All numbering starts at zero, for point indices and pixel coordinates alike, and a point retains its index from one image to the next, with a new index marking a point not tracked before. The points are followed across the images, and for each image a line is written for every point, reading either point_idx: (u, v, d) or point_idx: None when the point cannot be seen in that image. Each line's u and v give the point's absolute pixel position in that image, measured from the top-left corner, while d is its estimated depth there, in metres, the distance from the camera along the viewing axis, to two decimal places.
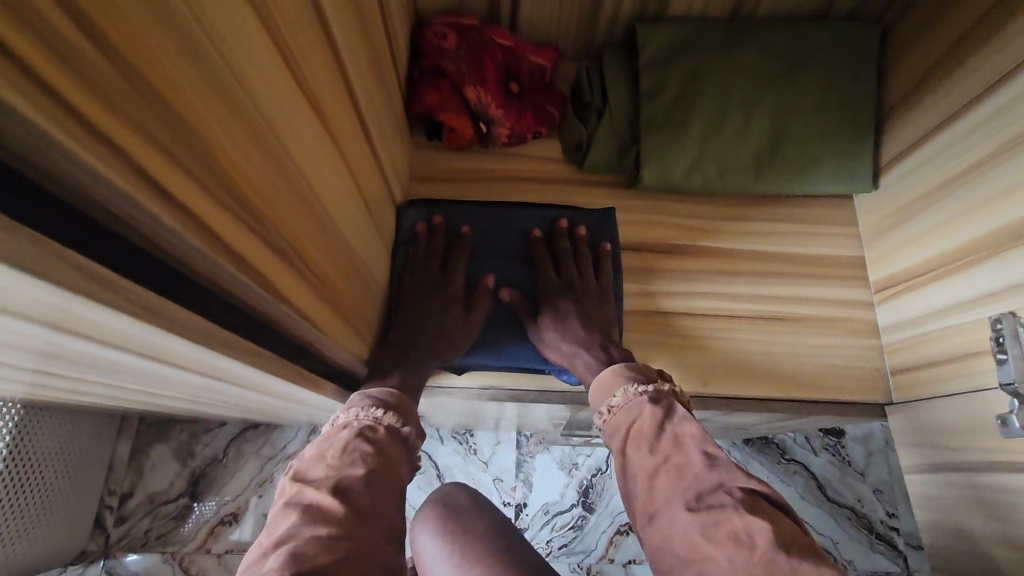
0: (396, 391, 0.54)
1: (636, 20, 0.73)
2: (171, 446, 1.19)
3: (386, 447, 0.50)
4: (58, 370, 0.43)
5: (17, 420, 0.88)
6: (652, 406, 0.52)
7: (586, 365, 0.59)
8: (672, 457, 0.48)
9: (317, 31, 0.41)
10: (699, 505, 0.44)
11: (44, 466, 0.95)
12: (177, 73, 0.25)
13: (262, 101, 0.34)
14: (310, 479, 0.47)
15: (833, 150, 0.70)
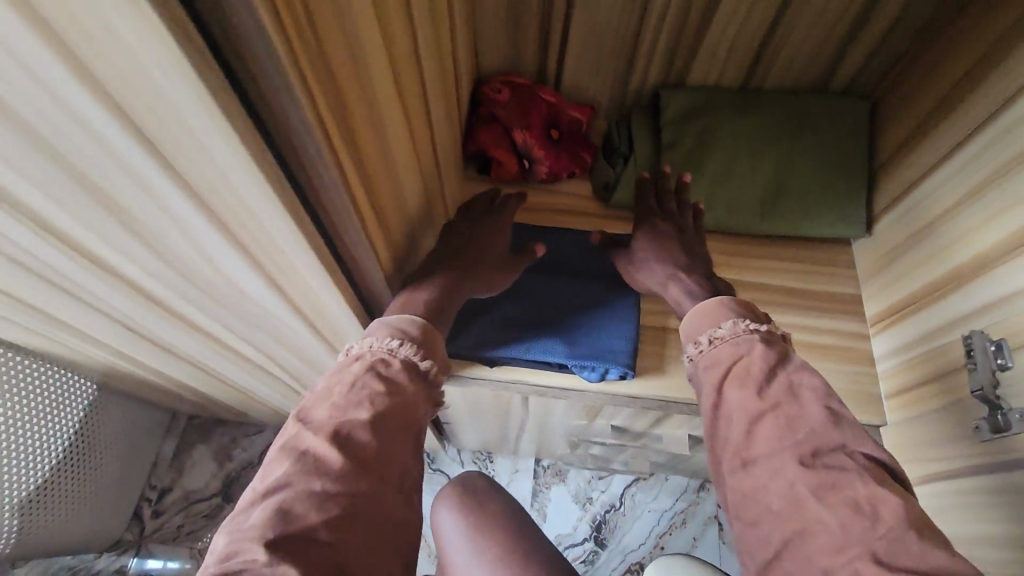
0: (409, 326, 0.64)
1: (660, 86, 0.87)
2: (211, 447, 1.28)
3: (399, 379, 0.60)
4: (179, 298, 0.55)
5: (91, 394, 1.00)
6: (761, 347, 0.61)
7: (680, 288, 0.71)
8: (777, 398, 0.57)
9: (412, 65, 0.55)
10: (813, 462, 0.52)
11: (102, 441, 1.05)
12: (311, 60, 0.38)
13: (365, 100, 0.46)
14: (319, 410, 0.58)
15: (829, 200, 0.81)
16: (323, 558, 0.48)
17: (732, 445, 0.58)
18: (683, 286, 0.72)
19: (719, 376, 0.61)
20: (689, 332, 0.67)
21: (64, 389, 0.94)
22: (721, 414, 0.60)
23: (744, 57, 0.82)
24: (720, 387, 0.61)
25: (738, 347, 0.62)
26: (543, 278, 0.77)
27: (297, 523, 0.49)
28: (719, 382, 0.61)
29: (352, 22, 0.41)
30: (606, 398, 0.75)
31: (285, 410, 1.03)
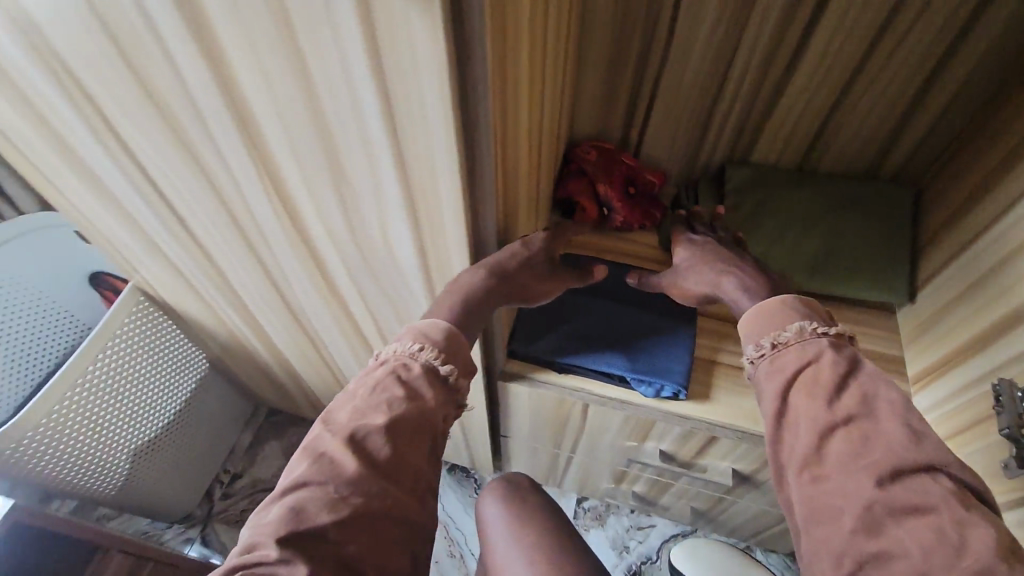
0: (438, 331, 0.66)
1: (725, 160, 1.02)
2: (283, 443, 1.40)
3: (417, 384, 0.63)
4: (332, 263, 0.71)
5: (202, 369, 1.16)
6: (829, 352, 0.62)
7: (736, 283, 0.74)
8: (850, 408, 0.57)
9: (540, 115, 0.72)
10: (889, 483, 0.52)
11: (199, 414, 1.21)
12: (506, 97, 0.55)
13: (517, 131, 0.63)
14: (343, 411, 0.62)
15: (874, 267, 0.91)
16: (331, 557, 0.52)
17: (800, 451, 0.57)
18: (737, 279, 0.74)
19: (788, 379, 0.61)
20: (750, 333, 0.67)
21: (186, 356, 1.11)
22: (786, 419, 0.60)
23: (802, 142, 0.96)
24: (785, 392, 0.61)
25: (806, 349, 0.63)
26: (609, 303, 0.88)
27: (309, 523, 0.53)
28: (783, 390, 0.61)
29: (521, 76, 0.58)
30: (658, 414, 0.84)
31: None
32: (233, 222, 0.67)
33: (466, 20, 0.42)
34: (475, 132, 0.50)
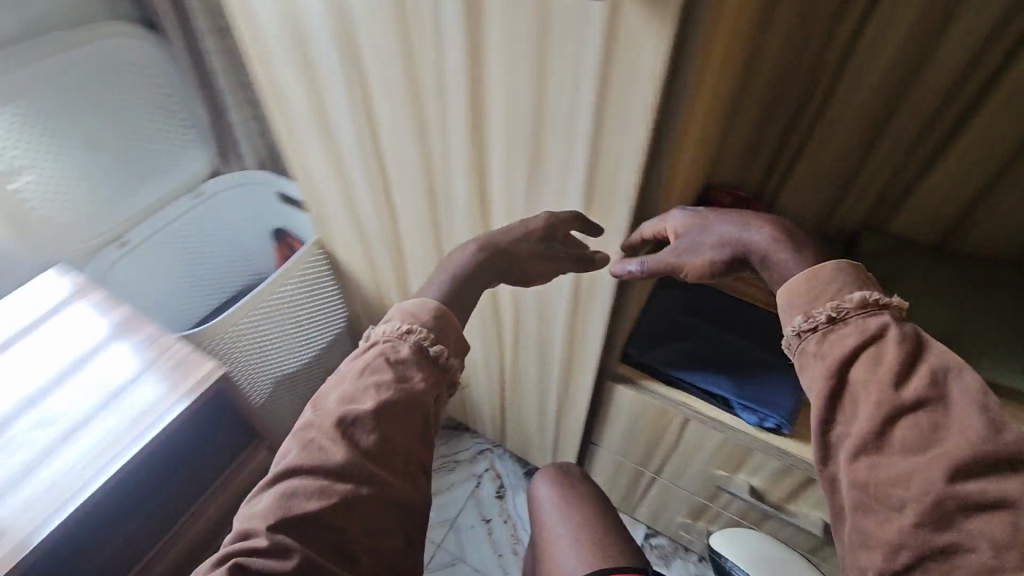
0: (427, 313, 0.64)
1: (860, 227, 1.05)
2: None
3: (407, 364, 0.60)
4: None
5: (339, 326, 1.33)
6: (897, 329, 0.56)
7: (766, 239, 0.64)
8: (919, 392, 0.53)
9: (703, 149, 0.81)
10: (960, 480, 0.48)
11: (324, 366, 1.37)
12: (693, 120, 0.64)
13: (690, 154, 0.72)
14: (332, 397, 0.59)
15: (1014, 348, 0.87)
16: (326, 542, 0.51)
17: (856, 435, 0.54)
18: (767, 227, 0.64)
19: (846, 356, 0.56)
20: (798, 304, 0.61)
21: (333, 311, 1.28)
22: (842, 401, 0.56)
23: (948, 219, 0.97)
24: (840, 371, 0.56)
25: (869, 322, 0.57)
26: (725, 332, 0.92)
27: (300, 507, 0.51)
28: (837, 368, 0.56)
29: (705, 105, 0.68)
30: (755, 441, 0.86)
31: (468, 392, 1.26)
32: (428, 190, 0.81)
33: (687, 46, 0.52)
34: (664, 129, 0.59)
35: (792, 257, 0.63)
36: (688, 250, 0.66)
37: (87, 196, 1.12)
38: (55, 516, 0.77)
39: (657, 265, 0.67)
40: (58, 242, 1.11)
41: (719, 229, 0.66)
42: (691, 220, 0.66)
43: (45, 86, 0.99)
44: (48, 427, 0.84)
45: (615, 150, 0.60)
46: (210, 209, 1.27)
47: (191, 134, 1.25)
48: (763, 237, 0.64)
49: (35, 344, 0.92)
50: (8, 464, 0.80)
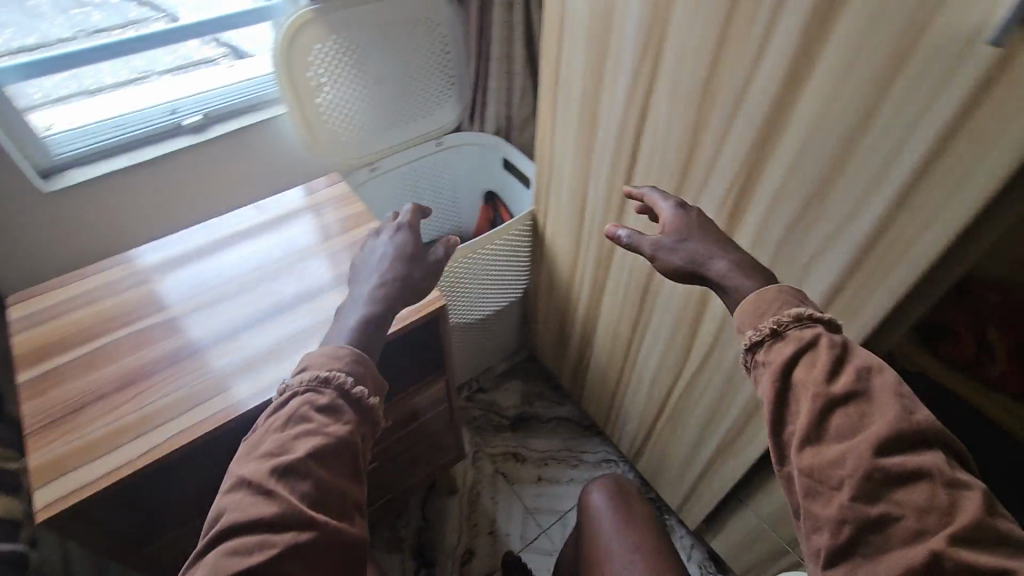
0: (343, 356, 0.63)
1: None
2: (526, 388, 1.60)
3: (333, 408, 0.60)
4: None
5: (522, 291, 1.38)
6: (827, 337, 0.56)
7: (725, 265, 0.64)
8: (847, 385, 0.52)
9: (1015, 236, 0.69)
10: (881, 455, 0.48)
11: (500, 323, 1.43)
12: None
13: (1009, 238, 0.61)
14: (253, 456, 0.56)
15: None
16: None
17: (797, 431, 0.53)
18: (729, 257, 0.64)
19: (786, 363, 0.55)
20: (744, 320, 0.60)
21: (521, 277, 1.32)
22: (787, 403, 0.54)
23: None
24: (783, 379, 0.55)
25: (804, 332, 0.57)
26: None
27: (238, 566, 0.48)
28: (778, 378, 0.55)
29: None
30: None
31: (620, 400, 1.25)
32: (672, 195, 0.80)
33: None
34: (1000, 202, 0.51)
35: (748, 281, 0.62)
36: (663, 245, 0.67)
37: (363, 119, 1.29)
38: (256, 381, 0.76)
39: (641, 242, 0.68)
40: (332, 153, 1.28)
41: (694, 243, 0.66)
42: (679, 219, 0.69)
43: (366, 20, 1.16)
44: (259, 304, 0.86)
45: (921, 198, 0.54)
46: (444, 157, 1.45)
47: (452, 90, 1.39)
48: (723, 264, 0.64)
49: (293, 233, 0.97)
50: (221, 328, 0.82)
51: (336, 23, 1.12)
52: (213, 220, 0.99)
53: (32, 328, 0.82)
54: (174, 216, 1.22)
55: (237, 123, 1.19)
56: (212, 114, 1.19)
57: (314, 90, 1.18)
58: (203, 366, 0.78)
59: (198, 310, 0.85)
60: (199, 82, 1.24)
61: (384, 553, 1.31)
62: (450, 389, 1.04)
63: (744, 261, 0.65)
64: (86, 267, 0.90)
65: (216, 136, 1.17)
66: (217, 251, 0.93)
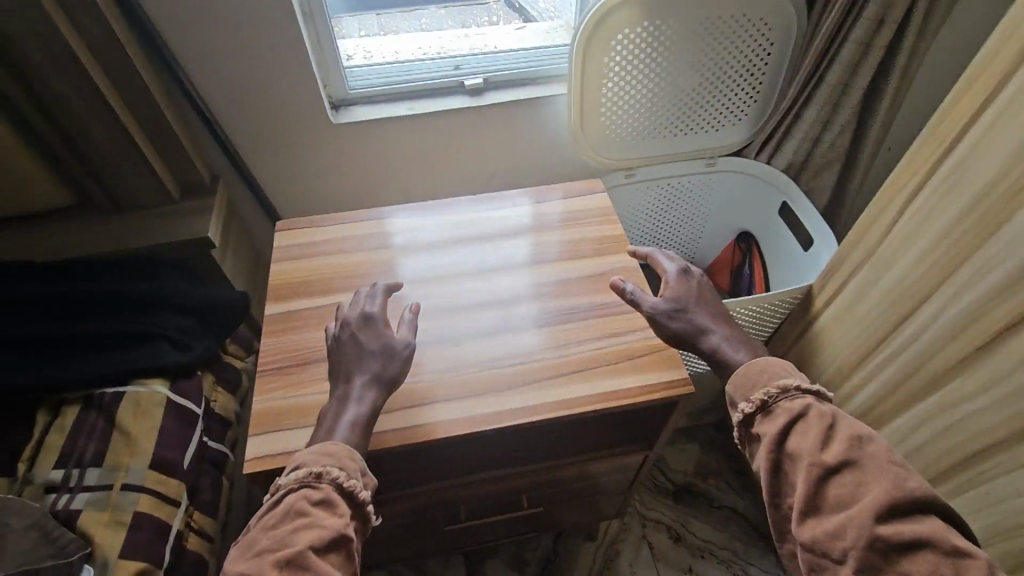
0: (337, 450, 0.63)
1: None
2: (705, 456, 1.40)
3: (328, 502, 0.59)
4: None
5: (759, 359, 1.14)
6: (816, 407, 0.61)
7: (722, 338, 0.72)
8: (840, 454, 0.57)
9: None
10: (885, 526, 0.52)
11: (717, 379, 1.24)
12: None
13: None
14: (256, 551, 0.56)
15: None
16: None
17: (795, 503, 0.57)
18: (728, 329, 0.73)
19: (778, 434, 0.60)
20: (733, 390, 0.67)
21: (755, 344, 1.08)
22: (784, 471, 0.59)
23: None
24: (777, 444, 0.60)
25: (795, 402, 0.62)
26: None
27: None
28: (773, 441, 0.60)
29: None
30: None
31: None
32: None
33: None
34: None
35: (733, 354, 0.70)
36: (666, 315, 0.74)
37: (638, 119, 1.13)
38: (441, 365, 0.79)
39: (643, 300, 0.76)
40: (593, 147, 1.16)
41: (697, 314, 0.74)
42: (684, 285, 0.77)
43: (685, 11, 0.99)
44: (462, 282, 0.89)
45: None
46: (715, 181, 1.27)
47: (751, 105, 1.16)
48: (720, 334, 0.72)
49: (512, 224, 0.98)
50: (427, 297, 0.87)
51: (653, 8, 0.98)
52: (452, 201, 1.01)
53: (289, 256, 0.91)
54: (423, 172, 1.22)
55: (513, 95, 1.14)
56: (492, 80, 1.15)
57: (601, 77, 1.05)
58: (423, 360, 0.80)
59: (427, 296, 0.87)
60: (487, 41, 1.20)
61: (503, 568, 1.25)
62: (647, 461, 0.92)
63: (741, 336, 0.73)
64: (344, 213, 0.96)
65: (488, 104, 1.13)
66: (439, 214, 0.98)
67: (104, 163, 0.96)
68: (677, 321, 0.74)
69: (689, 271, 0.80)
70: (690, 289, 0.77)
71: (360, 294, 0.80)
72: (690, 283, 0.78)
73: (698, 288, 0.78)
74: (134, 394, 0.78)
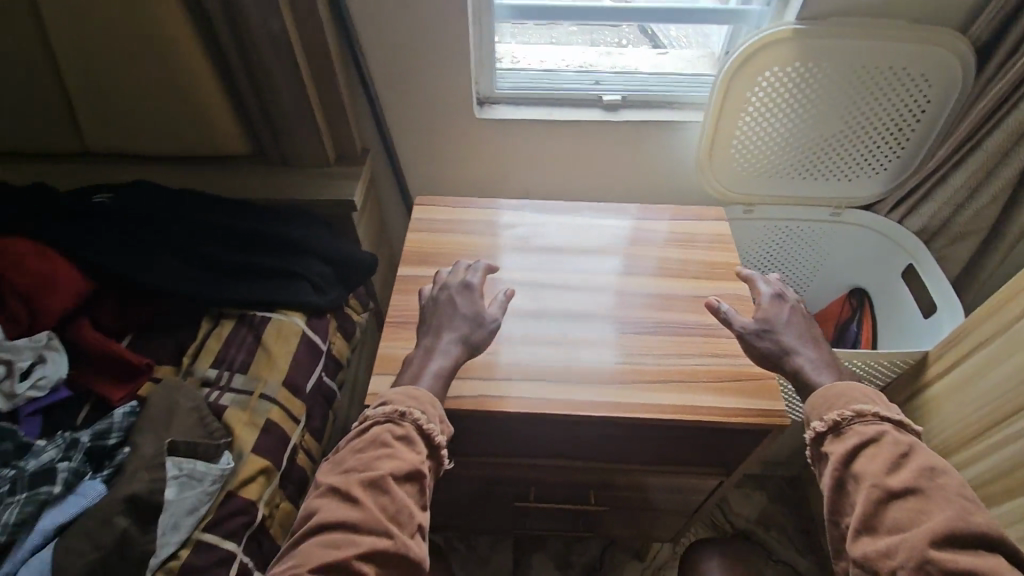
0: (420, 396, 0.71)
1: None
2: (772, 507, 1.36)
3: (409, 439, 0.67)
4: None
5: None
6: (891, 435, 0.62)
7: (811, 362, 0.73)
8: (907, 481, 0.58)
9: None
10: (941, 549, 0.53)
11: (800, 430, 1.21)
12: None
13: None
14: (344, 468, 0.65)
15: None
16: None
17: (852, 520, 0.59)
18: (817, 353, 0.74)
19: (845, 455, 0.62)
20: (808, 408, 0.68)
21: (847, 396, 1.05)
22: (846, 489, 0.61)
23: None
24: (842, 463, 0.62)
25: (869, 427, 0.63)
26: None
27: (327, 554, 0.59)
28: (838, 459, 0.62)
29: None
30: None
31: None
32: None
33: None
34: None
35: (821, 378, 0.71)
36: (754, 335, 0.76)
37: (770, 155, 1.13)
38: (538, 350, 0.85)
39: (734, 318, 0.77)
40: (717, 177, 1.17)
41: (786, 336, 0.75)
42: (776, 307, 0.78)
43: (841, 57, 1.00)
44: (566, 279, 0.94)
45: None
46: (832, 230, 1.25)
47: (891, 161, 1.14)
48: (809, 357, 0.73)
49: (620, 233, 1.02)
50: (534, 288, 0.93)
51: (809, 51, 0.99)
52: (571, 205, 1.07)
53: (421, 230, 1.01)
54: (545, 176, 1.30)
55: (647, 115, 1.19)
56: (630, 98, 1.20)
57: (740, 109, 1.06)
58: (519, 342, 0.86)
59: (533, 287, 0.93)
60: (628, 62, 1.24)
61: (549, 565, 1.28)
62: (722, 487, 0.95)
63: (832, 361, 0.73)
64: (466, 198, 1.06)
65: (624, 121, 1.18)
66: (553, 213, 1.05)
67: (281, 123, 1.09)
68: (765, 341, 0.75)
69: (784, 295, 0.80)
70: (782, 312, 0.78)
71: (461, 265, 0.89)
72: (783, 306, 0.79)
73: (790, 313, 0.78)
74: (279, 320, 0.90)
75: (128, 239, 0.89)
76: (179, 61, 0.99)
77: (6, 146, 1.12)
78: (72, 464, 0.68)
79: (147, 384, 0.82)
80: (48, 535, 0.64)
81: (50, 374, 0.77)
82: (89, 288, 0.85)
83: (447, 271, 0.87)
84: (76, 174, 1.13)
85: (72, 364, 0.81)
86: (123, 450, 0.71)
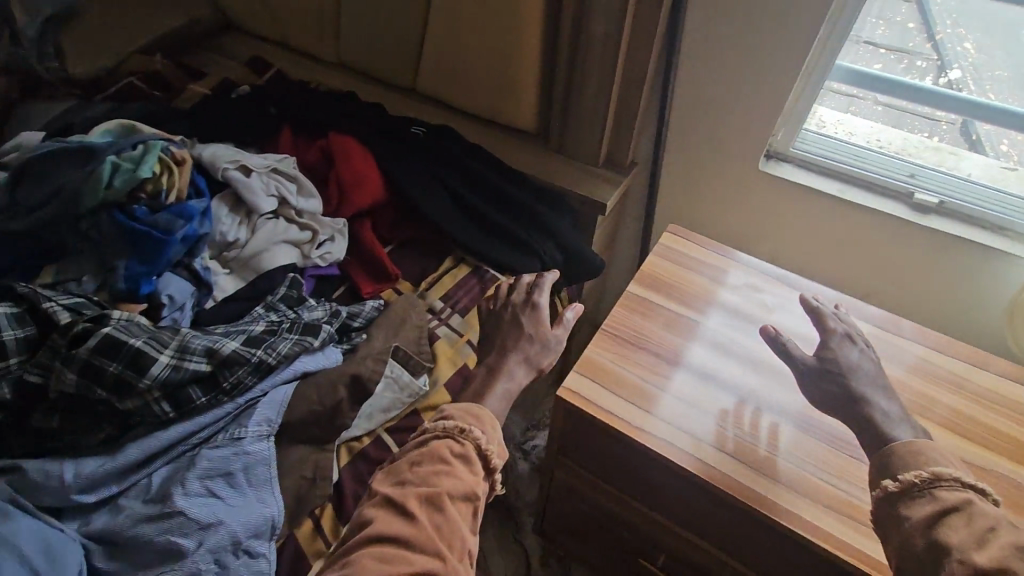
0: (480, 413, 0.68)
1: None
2: None
3: (467, 457, 0.64)
4: None
5: None
6: (975, 503, 0.56)
7: (886, 411, 0.67)
8: (996, 559, 0.51)
9: None
10: None
11: None
12: None
13: None
14: (401, 476, 0.62)
15: None
16: None
17: None
18: (890, 402, 0.68)
19: (924, 520, 0.56)
20: (878, 462, 0.63)
21: None
22: (922, 556, 0.54)
23: None
24: (917, 528, 0.56)
25: (952, 494, 0.57)
26: None
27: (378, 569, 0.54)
28: (919, 524, 0.56)
29: None
30: None
31: None
32: None
33: None
34: None
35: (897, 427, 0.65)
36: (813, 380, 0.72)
37: None
38: (723, 419, 0.80)
39: (789, 353, 0.74)
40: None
41: (853, 381, 0.70)
42: (844, 348, 0.73)
43: None
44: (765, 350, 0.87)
45: None
46: None
47: None
48: (881, 406, 0.67)
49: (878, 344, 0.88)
50: (731, 350, 0.87)
51: None
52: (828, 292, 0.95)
53: (660, 258, 0.99)
54: (806, 252, 1.17)
55: (959, 231, 1.01)
56: (948, 206, 1.03)
57: None
58: (712, 404, 0.81)
59: (740, 353, 0.86)
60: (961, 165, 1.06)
61: None
62: None
63: (905, 413, 0.67)
64: (725, 246, 1.01)
65: (929, 228, 1.02)
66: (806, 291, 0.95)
67: (573, 113, 1.16)
68: (824, 379, 0.71)
69: (851, 334, 0.75)
70: (851, 355, 0.73)
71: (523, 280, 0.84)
72: (851, 345, 0.74)
73: (871, 362, 0.72)
74: None
75: (419, 166, 1.04)
76: (522, 41, 1.12)
77: (365, 67, 1.38)
78: (331, 330, 0.82)
79: (390, 291, 0.95)
80: (297, 375, 0.79)
81: (335, 253, 0.94)
82: (383, 199, 1.00)
83: (509, 284, 0.83)
84: (407, 105, 1.34)
85: (348, 251, 0.98)
86: (361, 336, 0.85)
